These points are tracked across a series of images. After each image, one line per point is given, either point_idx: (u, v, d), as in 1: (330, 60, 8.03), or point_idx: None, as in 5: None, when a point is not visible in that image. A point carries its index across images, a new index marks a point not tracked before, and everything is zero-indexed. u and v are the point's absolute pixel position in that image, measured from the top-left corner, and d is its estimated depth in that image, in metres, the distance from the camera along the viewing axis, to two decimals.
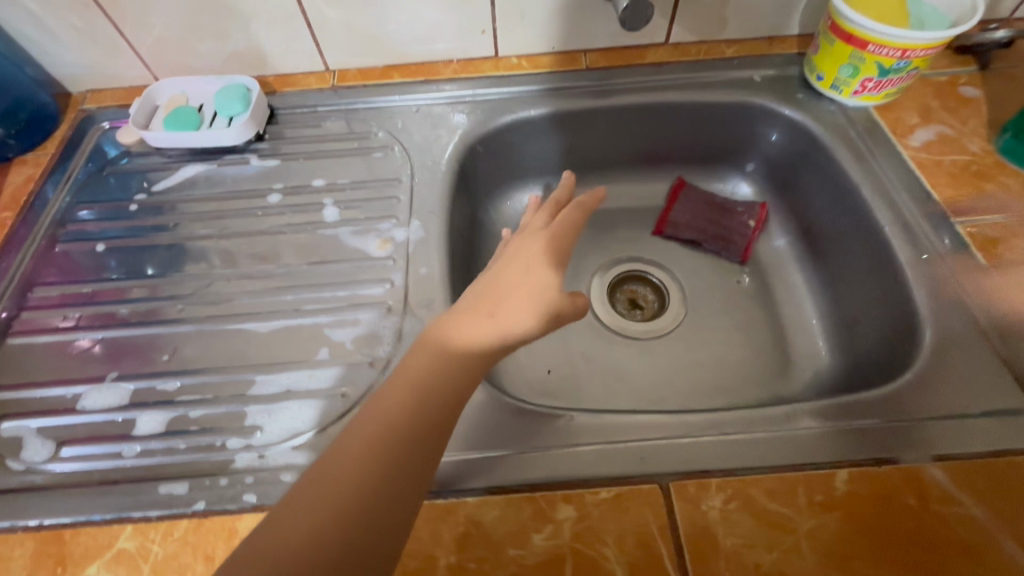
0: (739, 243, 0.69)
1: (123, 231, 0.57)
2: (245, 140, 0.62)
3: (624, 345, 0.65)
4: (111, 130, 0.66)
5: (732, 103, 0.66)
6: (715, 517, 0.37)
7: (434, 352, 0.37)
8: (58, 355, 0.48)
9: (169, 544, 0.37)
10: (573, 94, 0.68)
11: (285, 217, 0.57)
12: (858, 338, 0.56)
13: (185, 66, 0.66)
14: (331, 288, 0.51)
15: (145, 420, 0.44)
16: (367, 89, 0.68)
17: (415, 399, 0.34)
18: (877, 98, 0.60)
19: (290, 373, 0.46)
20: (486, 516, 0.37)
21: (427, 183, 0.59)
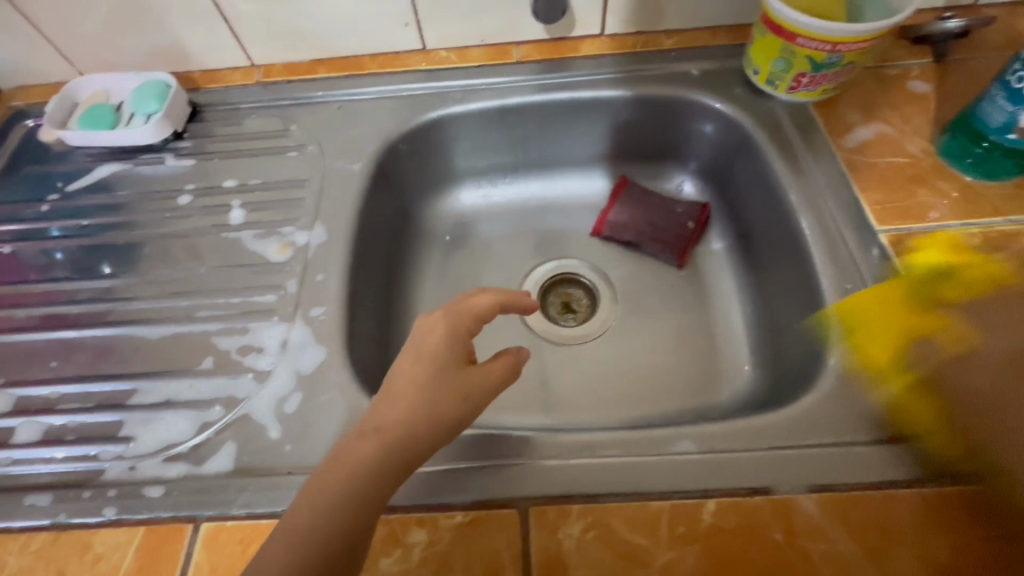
0: (676, 245, 0.65)
1: (35, 232, 0.57)
2: (161, 138, 0.61)
3: (548, 351, 0.62)
4: (36, 127, 0.66)
5: (666, 98, 0.62)
6: (569, 546, 0.35)
7: (337, 470, 0.32)
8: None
9: (25, 557, 0.37)
10: (504, 89, 0.65)
11: (192, 219, 0.56)
12: (781, 351, 0.53)
13: (107, 61, 0.65)
14: (226, 295, 0.50)
15: (24, 428, 0.44)
16: (291, 84, 0.66)
17: (318, 529, 0.30)
18: (814, 94, 0.56)
19: (172, 383, 0.45)
20: None
21: (338, 185, 0.57)
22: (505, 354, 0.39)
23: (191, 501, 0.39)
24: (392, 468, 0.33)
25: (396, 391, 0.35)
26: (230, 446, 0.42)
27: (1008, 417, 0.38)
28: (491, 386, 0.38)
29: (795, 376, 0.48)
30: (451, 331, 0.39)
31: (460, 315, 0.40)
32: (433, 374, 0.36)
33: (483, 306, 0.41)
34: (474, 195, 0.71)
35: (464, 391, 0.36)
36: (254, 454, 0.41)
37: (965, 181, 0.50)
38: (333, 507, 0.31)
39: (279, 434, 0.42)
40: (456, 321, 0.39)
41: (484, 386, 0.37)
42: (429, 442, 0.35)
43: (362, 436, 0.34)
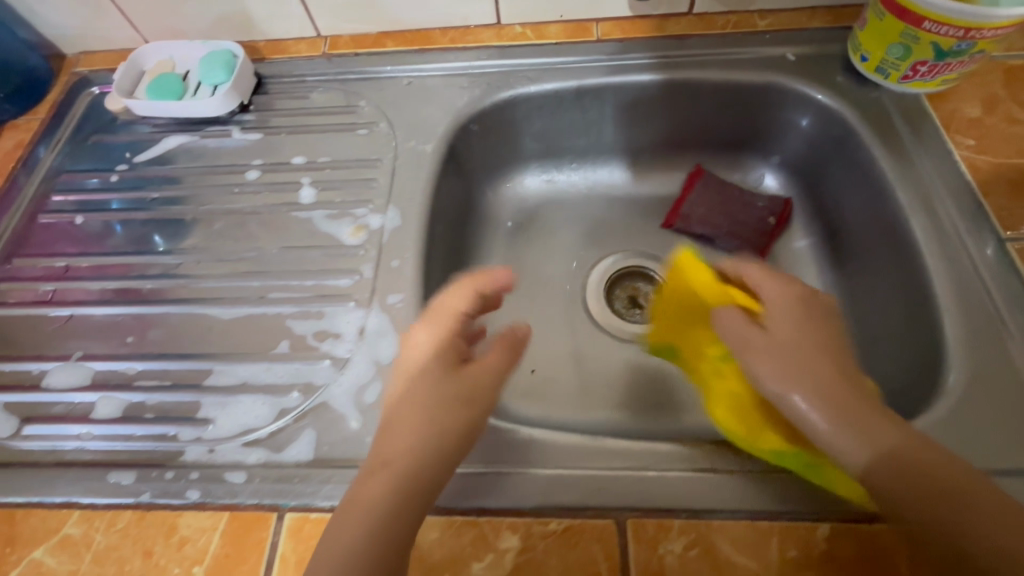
0: (754, 242, 0.62)
1: (105, 203, 0.57)
2: (228, 110, 0.59)
3: (616, 347, 0.60)
4: (102, 94, 0.65)
5: (758, 85, 0.58)
6: (671, 563, 0.33)
7: (354, 514, 0.31)
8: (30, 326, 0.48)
9: (111, 535, 0.37)
10: (579, 69, 0.61)
11: (261, 195, 0.54)
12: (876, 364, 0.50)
13: (173, 29, 0.63)
14: (299, 278, 0.49)
15: (103, 403, 0.44)
16: (359, 58, 0.63)
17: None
18: (930, 84, 0.51)
19: (248, 366, 0.45)
20: (425, 538, 0.35)
21: (409, 165, 0.55)
22: (500, 338, 0.38)
23: (272, 490, 0.38)
24: (415, 493, 0.31)
25: (401, 405, 0.35)
26: (309, 435, 0.41)
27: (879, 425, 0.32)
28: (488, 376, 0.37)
29: (898, 394, 0.46)
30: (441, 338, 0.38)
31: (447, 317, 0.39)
32: (431, 390, 0.35)
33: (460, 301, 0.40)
34: (538, 180, 0.68)
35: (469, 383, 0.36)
36: (334, 443, 0.40)
37: None
38: (370, 531, 0.30)
39: (360, 425, 0.41)
40: (436, 328, 0.38)
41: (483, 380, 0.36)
42: (446, 457, 0.33)
43: (370, 474, 0.32)
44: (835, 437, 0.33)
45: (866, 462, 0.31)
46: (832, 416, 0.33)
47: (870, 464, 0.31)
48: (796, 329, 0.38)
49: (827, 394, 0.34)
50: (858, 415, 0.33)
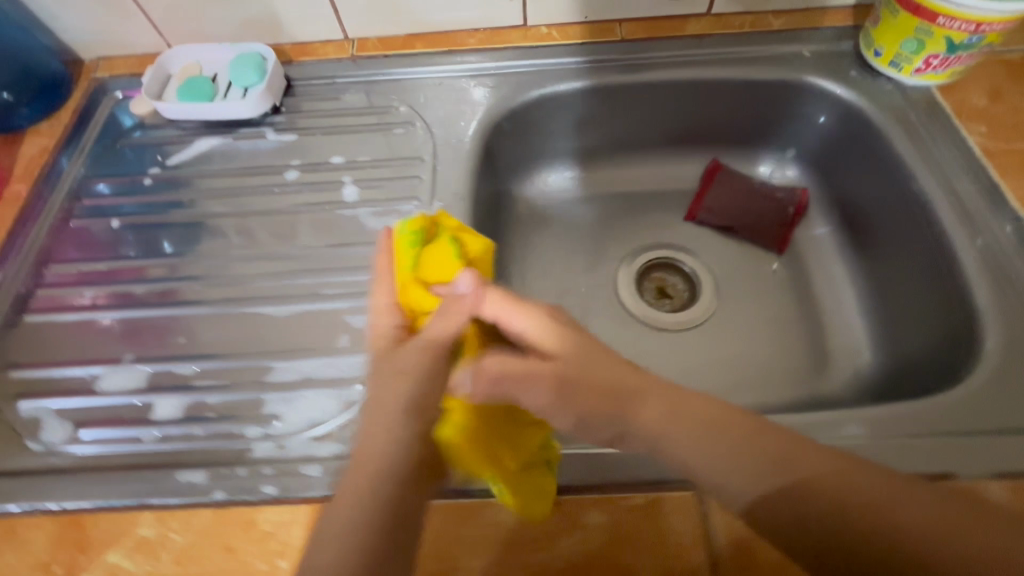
0: (774, 232, 0.65)
1: (140, 207, 0.56)
2: (261, 112, 0.59)
3: (652, 335, 0.62)
4: (124, 99, 0.64)
5: (777, 80, 0.61)
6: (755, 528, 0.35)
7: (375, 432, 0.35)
8: (82, 333, 0.48)
9: (188, 534, 0.37)
10: (604, 67, 0.63)
11: (303, 195, 0.55)
12: (905, 339, 0.53)
13: (198, 32, 0.63)
14: (350, 274, 0.49)
15: (163, 405, 0.44)
16: (388, 60, 0.64)
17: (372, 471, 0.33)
18: (940, 76, 0.55)
19: (309, 361, 0.45)
20: (511, 519, 0.36)
21: (450, 162, 0.56)
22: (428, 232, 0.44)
23: (348, 480, 0.38)
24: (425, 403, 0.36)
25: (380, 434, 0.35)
26: None
27: (763, 446, 0.34)
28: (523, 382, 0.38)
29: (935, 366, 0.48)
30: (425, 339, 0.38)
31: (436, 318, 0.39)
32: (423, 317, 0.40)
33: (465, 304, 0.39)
34: (562, 177, 0.70)
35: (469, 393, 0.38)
36: None
37: None
38: (371, 539, 0.31)
39: None
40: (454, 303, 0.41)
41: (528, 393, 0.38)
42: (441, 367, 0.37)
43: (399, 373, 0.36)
44: (710, 477, 0.34)
45: (748, 502, 0.33)
46: (743, 472, 0.33)
47: (752, 499, 0.33)
48: (577, 346, 0.39)
49: (749, 464, 0.33)
50: (717, 440, 0.34)
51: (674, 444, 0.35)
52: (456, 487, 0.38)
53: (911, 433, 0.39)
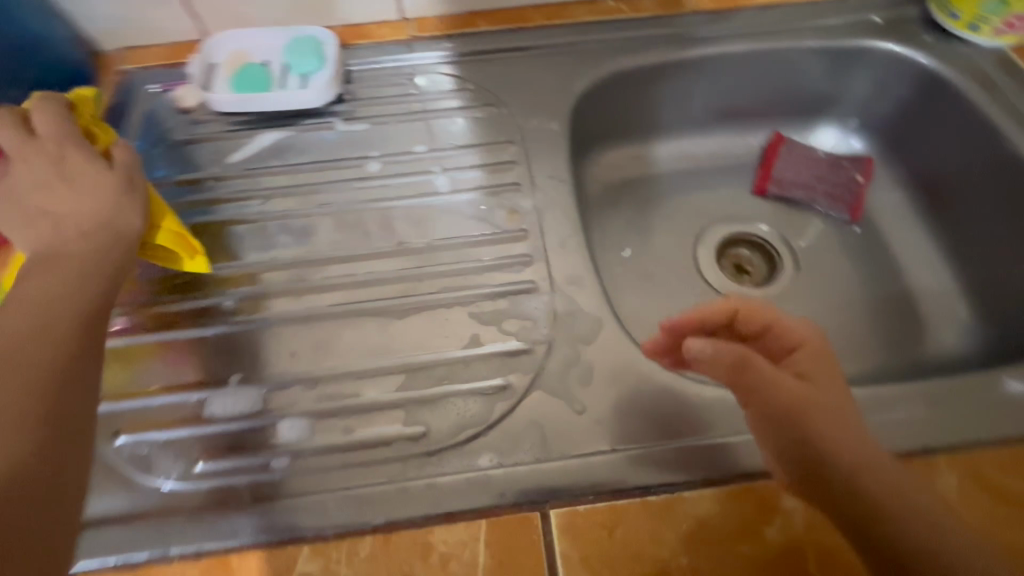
0: (850, 199, 0.65)
1: (205, 212, 0.51)
2: (327, 100, 0.55)
3: None
4: (162, 93, 0.57)
5: (851, 47, 0.61)
6: (954, 498, 0.34)
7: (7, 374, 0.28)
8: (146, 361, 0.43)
9: (357, 565, 0.33)
10: (677, 39, 0.61)
11: (389, 188, 0.52)
12: (1001, 299, 0.54)
13: (240, 16, 0.57)
14: (462, 270, 0.47)
15: (286, 427, 0.39)
16: (451, 39, 0.60)
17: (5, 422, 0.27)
18: (1015, 37, 0.56)
19: (443, 365, 0.42)
20: (708, 512, 0.34)
21: (542, 148, 0.53)
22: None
23: (522, 487, 0.36)
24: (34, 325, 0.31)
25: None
26: (537, 428, 0.39)
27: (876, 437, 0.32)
28: (772, 384, 0.32)
29: None
30: (54, 219, 0.34)
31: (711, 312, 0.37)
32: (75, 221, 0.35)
33: (760, 315, 0.36)
34: (626, 156, 0.68)
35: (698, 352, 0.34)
36: (564, 431, 0.38)
37: None
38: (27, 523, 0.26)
39: (584, 409, 0.39)
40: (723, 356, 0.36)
41: (767, 396, 0.32)
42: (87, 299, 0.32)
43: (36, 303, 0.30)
44: (830, 436, 0.31)
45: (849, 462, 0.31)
46: (846, 436, 0.31)
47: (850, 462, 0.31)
48: (829, 390, 0.33)
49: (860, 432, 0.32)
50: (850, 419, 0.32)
51: (828, 406, 0.32)
52: (636, 485, 0.36)
53: None
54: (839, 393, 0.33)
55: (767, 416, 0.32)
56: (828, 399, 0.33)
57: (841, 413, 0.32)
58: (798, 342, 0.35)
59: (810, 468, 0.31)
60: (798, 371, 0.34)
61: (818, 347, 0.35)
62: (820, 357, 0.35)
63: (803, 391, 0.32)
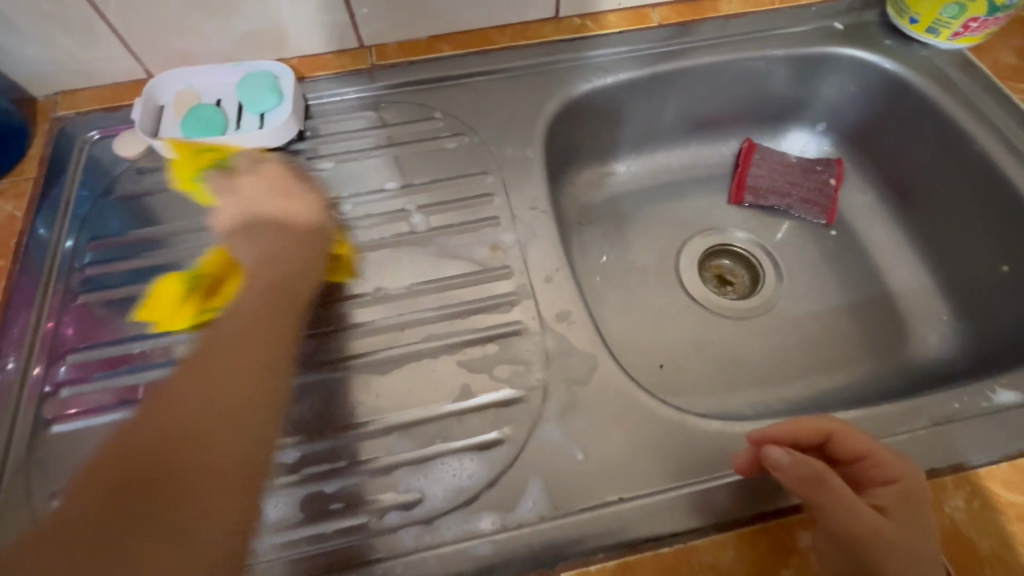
0: (823, 203, 0.65)
1: (163, 270, 0.48)
2: (288, 139, 0.53)
3: (730, 325, 0.61)
4: (102, 140, 0.53)
5: (814, 55, 0.61)
6: (963, 519, 0.34)
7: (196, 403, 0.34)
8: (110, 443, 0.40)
9: None
10: (644, 55, 0.60)
11: (362, 231, 0.49)
12: (978, 296, 0.55)
13: (185, 53, 0.53)
14: (445, 313, 0.44)
15: (269, 505, 0.37)
16: (415, 66, 0.58)
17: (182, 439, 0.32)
18: (973, 39, 0.57)
19: (433, 423, 0.39)
20: (722, 560, 0.33)
21: (519, 178, 0.52)
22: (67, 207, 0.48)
23: (527, 550, 0.34)
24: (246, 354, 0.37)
25: (198, 397, 0.34)
26: (538, 482, 0.37)
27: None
28: (852, 513, 0.30)
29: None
30: (282, 225, 0.45)
31: (802, 430, 0.34)
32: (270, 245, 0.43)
33: (859, 441, 0.33)
34: (601, 173, 0.67)
35: (776, 461, 0.32)
36: (566, 483, 0.37)
37: None
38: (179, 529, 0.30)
39: (586, 456, 0.38)
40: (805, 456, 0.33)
41: (842, 520, 0.30)
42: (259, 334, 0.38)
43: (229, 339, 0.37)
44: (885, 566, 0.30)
45: None
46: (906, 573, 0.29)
47: None
48: (911, 531, 0.31)
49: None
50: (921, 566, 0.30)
51: (889, 532, 0.30)
52: (646, 537, 0.35)
53: None
54: (920, 537, 0.31)
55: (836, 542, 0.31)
56: (909, 541, 0.30)
57: (918, 561, 0.30)
58: (893, 477, 0.33)
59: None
60: (877, 502, 0.32)
61: (913, 489, 0.32)
62: (913, 501, 0.32)
63: (884, 526, 0.30)
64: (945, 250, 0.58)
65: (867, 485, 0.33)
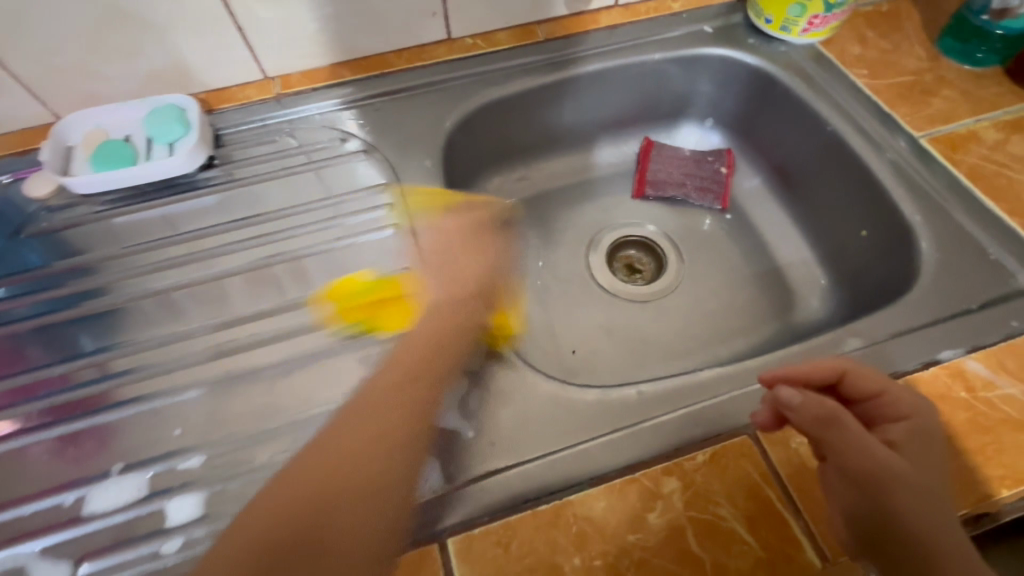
0: (716, 189, 0.71)
1: (76, 301, 0.50)
2: (196, 165, 0.55)
3: (637, 308, 0.65)
4: (14, 183, 0.55)
5: (689, 57, 0.67)
6: (806, 452, 0.38)
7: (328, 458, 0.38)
8: (29, 465, 0.43)
9: None
10: (535, 67, 0.65)
11: (269, 247, 0.53)
12: (847, 261, 0.61)
13: (93, 95, 0.56)
14: (348, 316, 0.49)
15: (177, 507, 0.40)
16: (318, 92, 0.61)
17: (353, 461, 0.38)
18: (822, 33, 0.64)
19: (336, 417, 0.43)
20: (594, 510, 0.36)
21: (419, 189, 0.56)
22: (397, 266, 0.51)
23: (417, 521, 0.37)
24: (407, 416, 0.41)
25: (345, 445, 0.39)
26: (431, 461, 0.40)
27: (937, 501, 0.33)
28: (862, 451, 0.33)
29: (882, 278, 0.55)
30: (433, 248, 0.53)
31: (815, 371, 0.37)
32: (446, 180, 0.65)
33: (872, 380, 0.37)
34: (512, 179, 0.72)
35: (789, 401, 0.35)
36: (455, 456, 0.41)
37: (960, 86, 0.60)
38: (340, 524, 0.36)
39: (475, 433, 0.42)
40: (838, 419, 0.34)
41: (856, 458, 0.33)
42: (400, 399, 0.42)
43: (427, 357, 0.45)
44: (922, 483, 0.33)
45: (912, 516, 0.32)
46: (917, 497, 0.32)
47: (910, 523, 0.32)
48: (917, 463, 0.34)
49: (932, 493, 0.33)
50: (929, 489, 0.33)
51: (900, 468, 0.33)
52: (528, 498, 0.38)
53: (891, 332, 0.45)
54: (927, 468, 0.34)
55: (850, 478, 0.33)
56: (919, 473, 0.33)
57: (925, 493, 0.33)
58: (904, 416, 0.36)
59: (882, 539, 0.32)
60: (891, 439, 0.35)
61: (923, 424, 0.36)
62: (923, 437, 0.35)
63: (899, 464, 0.33)
64: (819, 223, 0.64)
65: (879, 423, 0.36)
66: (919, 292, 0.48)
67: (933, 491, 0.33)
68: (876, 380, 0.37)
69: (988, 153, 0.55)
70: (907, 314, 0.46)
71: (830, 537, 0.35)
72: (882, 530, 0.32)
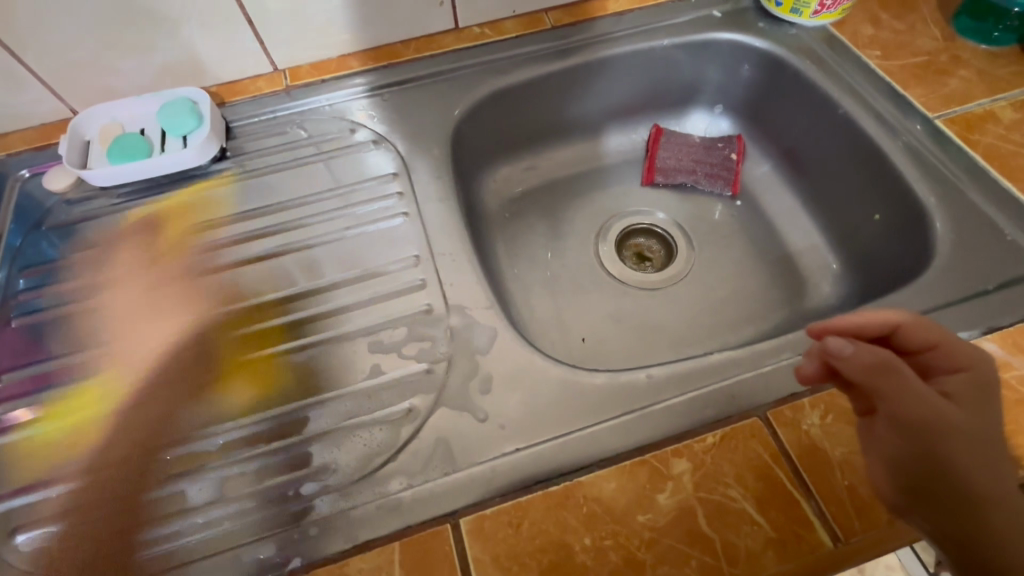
0: (726, 175, 0.70)
1: (95, 291, 0.52)
2: (209, 156, 0.56)
3: (646, 296, 0.65)
4: (33, 177, 0.57)
5: (698, 43, 0.66)
6: (817, 433, 0.38)
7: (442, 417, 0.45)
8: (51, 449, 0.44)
9: None
10: (542, 55, 0.65)
11: (281, 237, 0.54)
12: (860, 246, 0.60)
13: (107, 89, 0.57)
14: (359, 302, 0.50)
15: (195, 489, 0.41)
16: (327, 84, 0.62)
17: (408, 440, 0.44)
18: (835, 15, 0.63)
19: (348, 402, 0.44)
20: (605, 491, 0.37)
21: (427, 178, 0.56)
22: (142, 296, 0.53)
23: (429, 502, 0.38)
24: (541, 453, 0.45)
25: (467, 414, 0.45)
26: (442, 444, 0.40)
27: (991, 450, 0.32)
28: (920, 401, 0.32)
29: (896, 261, 0.55)
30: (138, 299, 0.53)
31: (869, 322, 0.36)
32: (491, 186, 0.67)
33: (925, 330, 0.35)
34: (520, 168, 0.72)
35: (838, 351, 0.34)
36: (465, 441, 0.40)
37: (977, 66, 0.59)
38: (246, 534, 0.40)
39: (486, 416, 0.41)
40: (892, 367, 0.32)
41: (907, 407, 0.32)
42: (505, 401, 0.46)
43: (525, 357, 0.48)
44: (977, 431, 0.32)
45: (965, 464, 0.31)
46: (971, 446, 0.31)
47: (963, 471, 0.31)
48: (974, 415, 0.33)
49: (988, 443, 0.32)
50: (984, 438, 0.32)
51: (954, 416, 0.32)
52: (538, 479, 0.38)
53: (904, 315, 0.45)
54: (985, 419, 0.33)
55: (899, 427, 0.32)
56: (976, 425, 0.32)
57: (982, 442, 0.31)
58: (962, 366, 0.35)
59: (930, 491, 0.31)
60: (944, 390, 0.34)
61: (979, 374, 0.35)
62: (979, 389, 0.34)
63: (953, 412, 0.32)
64: (831, 208, 0.64)
65: (935, 373, 0.35)
66: (932, 275, 0.47)
67: (988, 438, 0.32)
68: (931, 331, 0.35)
69: (1005, 133, 0.54)
70: (921, 297, 0.46)
71: (840, 518, 0.35)
72: (931, 480, 0.31)
